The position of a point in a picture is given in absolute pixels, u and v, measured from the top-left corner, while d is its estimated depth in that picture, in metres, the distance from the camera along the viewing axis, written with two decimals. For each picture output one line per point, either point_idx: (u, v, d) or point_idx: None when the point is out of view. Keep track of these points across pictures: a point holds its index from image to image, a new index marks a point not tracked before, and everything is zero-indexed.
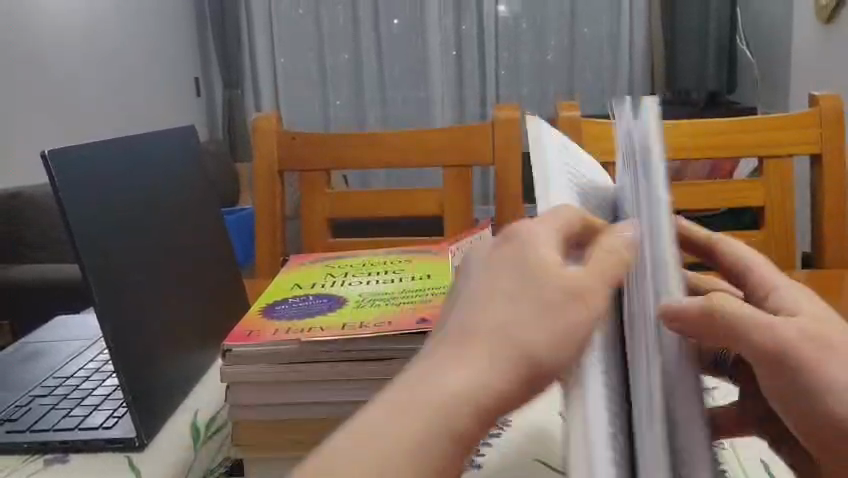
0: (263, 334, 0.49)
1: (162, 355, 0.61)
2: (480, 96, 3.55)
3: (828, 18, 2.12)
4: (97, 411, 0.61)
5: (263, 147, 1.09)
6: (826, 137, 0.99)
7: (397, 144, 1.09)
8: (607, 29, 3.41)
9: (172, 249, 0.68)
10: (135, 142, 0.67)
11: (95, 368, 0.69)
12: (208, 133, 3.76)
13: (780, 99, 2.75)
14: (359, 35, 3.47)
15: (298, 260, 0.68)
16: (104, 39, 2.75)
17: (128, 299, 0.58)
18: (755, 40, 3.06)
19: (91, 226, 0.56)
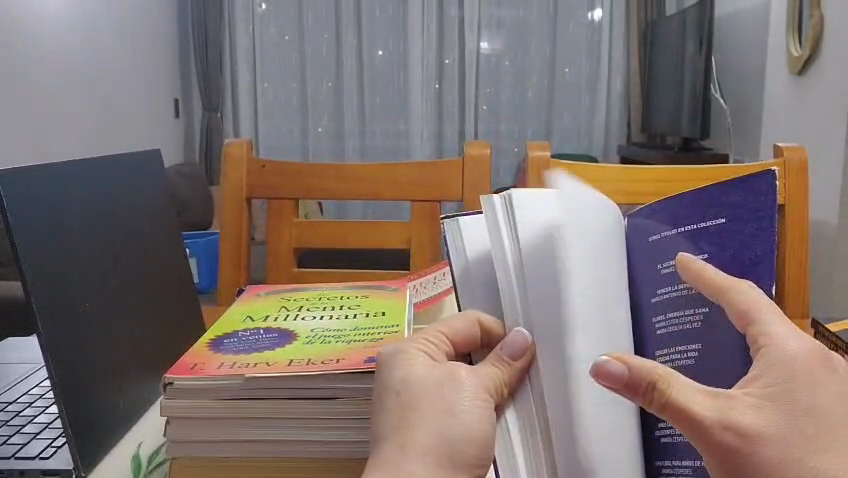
0: (206, 368, 0.48)
1: (105, 388, 0.59)
2: (458, 131, 3.58)
3: (800, 72, 2.17)
4: (35, 440, 0.59)
5: (231, 173, 1.08)
6: (791, 188, 1.01)
7: (368, 177, 1.09)
8: (586, 70, 3.47)
9: (126, 275, 0.67)
10: (93, 166, 0.66)
11: (38, 394, 0.67)
12: (185, 157, 3.73)
13: (752, 147, 2.81)
14: (342, 64, 3.49)
15: (255, 291, 0.67)
16: (82, 57, 2.72)
17: (73, 328, 0.57)
18: (729, 89, 3.13)
19: (39, 250, 0.55)
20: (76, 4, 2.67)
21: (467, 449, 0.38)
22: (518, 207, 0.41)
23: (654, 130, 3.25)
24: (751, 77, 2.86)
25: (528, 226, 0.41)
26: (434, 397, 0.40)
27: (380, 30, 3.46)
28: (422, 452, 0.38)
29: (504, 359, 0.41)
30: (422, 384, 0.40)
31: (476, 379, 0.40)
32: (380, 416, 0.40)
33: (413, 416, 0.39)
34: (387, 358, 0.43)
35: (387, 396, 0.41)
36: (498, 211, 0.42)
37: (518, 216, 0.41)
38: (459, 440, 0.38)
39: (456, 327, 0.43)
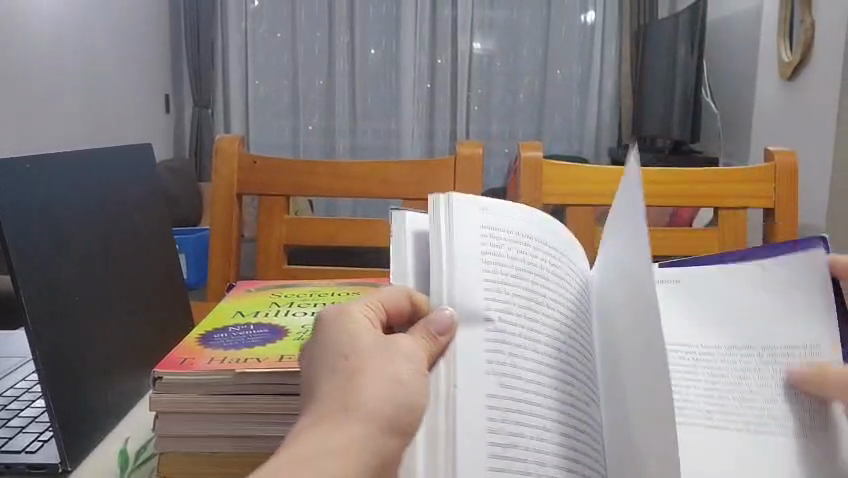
0: (196, 363, 0.47)
1: (94, 382, 0.59)
2: (450, 132, 3.58)
3: (790, 77, 2.18)
4: (22, 434, 0.58)
5: (223, 169, 1.07)
6: (780, 192, 1.02)
7: (361, 175, 1.09)
8: (578, 73, 3.48)
9: (116, 268, 0.67)
10: (84, 159, 0.66)
11: (25, 388, 0.66)
12: (174, 153, 3.71)
13: (741, 151, 2.83)
14: (334, 62, 3.48)
15: (245, 287, 0.67)
16: (73, 51, 2.70)
17: (63, 323, 0.56)
18: (720, 94, 3.15)
19: (29, 243, 0.54)
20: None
21: (404, 416, 0.37)
22: (456, 207, 0.45)
23: (645, 133, 3.26)
24: (741, 82, 2.88)
25: (461, 226, 0.45)
26: (376, 362, 0.38)
27: (373, 30, 3.45)
28: (366, 417, 0.35)
29: (430, 332, 0.41)
30: (365, 351, 0.39)
31: (411, 351, 0.40)
32: (320, 379, 0.38)
33: (359, 378, 0.37)
34: (325, 325, 0.41)
35: (328, 361, 0.38)
36: (432, 211, 0.45)
37: (453, 214, 0.45)
38: (400, 404, 0.37)
39: (389, 300, 0.43)
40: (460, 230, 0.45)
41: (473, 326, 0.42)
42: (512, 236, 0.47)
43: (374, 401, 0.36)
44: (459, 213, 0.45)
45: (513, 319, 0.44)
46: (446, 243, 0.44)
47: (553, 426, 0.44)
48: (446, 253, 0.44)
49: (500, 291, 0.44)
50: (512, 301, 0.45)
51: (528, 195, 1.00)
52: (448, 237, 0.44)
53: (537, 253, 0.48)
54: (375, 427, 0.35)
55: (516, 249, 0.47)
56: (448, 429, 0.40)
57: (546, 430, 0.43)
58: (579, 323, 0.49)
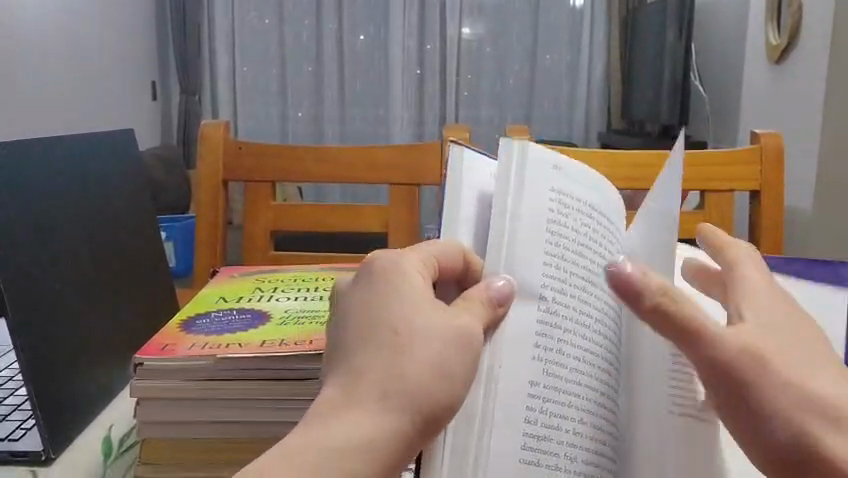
0: (178, 349, 0.47)
1: (77, 369, 0.59)
2: (439, 118, 3.57)
3: (778, 60, 2.18)
4: (4, 422, 0.58)
5: (208, 154, 1.06)
6: (767, 174, 1.02)
7: (347, 161, 1.08)
8: (567, 58, 3.48)
9: (97, 255, 0.66)
10: (64, 145, 0.65)
11: (8, 376, 0.66)
12: (162, 140, 3.69)
13: (729, 135, 2.84)
14: (323, 49, 3.46)
15: (228, 273, 0.67)
16: (57, 39, 2.66)
17: (44, 308, 0.56)
18: (708, 78, 3.15)
19: (9, 229, 0.54)
20: None
21: (440, 407, 0.34)
22: (530, 154, 0.39)
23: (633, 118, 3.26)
24: (730, 66, 2.88)
25: (532, 185, 0.38)
26: (417, 340, 0.35)
27: (361, 16, 3.43)
28: (400, 407, 0.33)
29: (492, 304, 0.36)
30: (408, 324, 0.35)
31: (461, 327, 0.35)
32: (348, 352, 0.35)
33: (396, 360, 0.34)
34: (373, 277, 0.38)
35: (372, 333, 0.35)
36: (505, 159, 0.38)
37: (526, 166, 0.38)
38: (437, 397, 0.34)
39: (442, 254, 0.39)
40: (531, 191, 0.38)
41: (527, 310, 0.38)
42: (582, 200, 0.41)
43: (415, 389, 0.33)
44: (531, 166, 0.38)
45: (566, 299, 0.39)
46: (513, 205, 0.37)
47: (589, 418, 0.40)
48: (508, 214, 0.37)
49: (559, 269, 0.39)
50: (570, 279, 0.40)
51: None
52: (519, 197, 0.38)
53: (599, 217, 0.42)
54: (402, 420, 0.33)
55: (583, 211, 0.41)
56: (488, 435, 0.36)
57: (584, 423, 0.40)
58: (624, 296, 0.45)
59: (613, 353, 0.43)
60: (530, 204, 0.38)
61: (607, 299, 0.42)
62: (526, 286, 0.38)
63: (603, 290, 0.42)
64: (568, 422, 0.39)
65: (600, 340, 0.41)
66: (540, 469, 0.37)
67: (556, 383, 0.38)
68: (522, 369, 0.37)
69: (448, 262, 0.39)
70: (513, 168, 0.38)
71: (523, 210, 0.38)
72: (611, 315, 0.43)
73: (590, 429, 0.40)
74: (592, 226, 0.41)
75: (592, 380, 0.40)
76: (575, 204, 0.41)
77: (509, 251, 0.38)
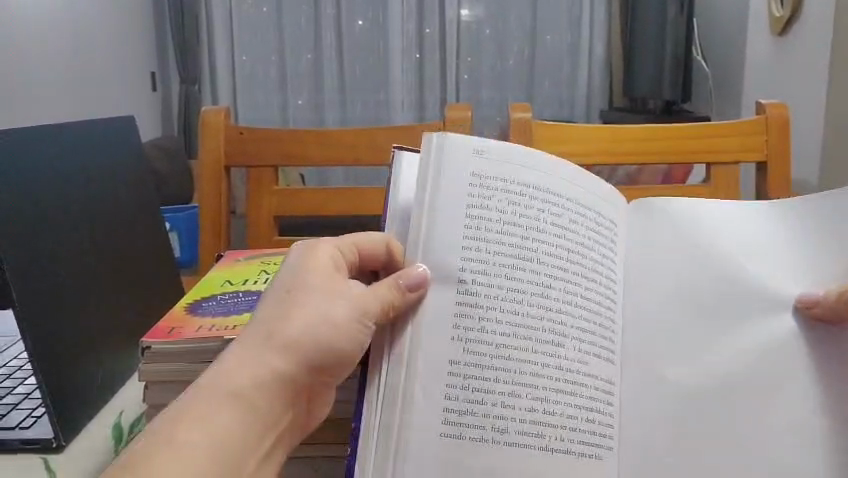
0: (184, 332, 0.47)
1: (84, 356, 0.59)
2: (440, 101, 3.56)
3: (781, 33, 2.16)
4: (15, 411, 0.58)
5: (209, 141, 1.06)
6: (773, 144, 1.01)
7: (350, 143, 1.07)
8: (567, 36, 3.44)
9: (102, 243, 0.66)
10: (65, 134, 0.65)
11: (17, 366, 0.66)
12: (163, 131, 3.67)
13: (733, 110, 2.82)
14: (321, 34, 3.44)
15: (233, 256, 0.67)
16: (55, 34, 2.65)
17: (50, 296, 0.56)
18: (710, 53, 3.12)
19: (11, 219, 0.53)
20: None
21: (333, 352, 0.46)
22: (447, 152, 0.51)
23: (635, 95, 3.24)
24: (732, 40, 2.86)
25: (447, 182, 0.50)
26: (319, 302, 0.47)
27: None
28: (287, 362, 0.45)
29: (400, 286, 0.48)
30: (310, 290, 0.47)
31: (365, 297, 0.47)
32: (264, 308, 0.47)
33: (287, 314, 0.45)
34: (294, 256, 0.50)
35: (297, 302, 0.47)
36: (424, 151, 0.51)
37: (444, 165, 0.50)
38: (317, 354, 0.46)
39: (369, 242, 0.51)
40: (448, 186, 0.50)
41: (444, 292, 0.49)
42: (506, 186, 0.51)
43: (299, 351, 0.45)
44: (448, 165, 0.50)
45: (491, 280, 0.49)
46: (430, 196, 0.50)
47: (520, 386, 0.48)
48: (426, 204, 0.50)
49: (479, 247, 0.50)
50: (493, 260, 0.49)
51: None
52: (434, 187, 0.50)
53: (535, 202, 0.52)
54: (290, 367, 0.45)
55: (508, 203, 0.51)
56: (407, 394, 0.47)
57: (511, 392, 0.48)
58: (580, 273, 0.53)
59: (558, 319, 0.51)
60: (449, 190, 0.50)
61: (545, 271, 0.51)
62: (437, 263, 0.49)
63: (538, 265, 0.51)
64: (489, 375, 0.48)
65: (537, 306, 0.50)
66: (454, 429, 0.47)
67: (476, 341, 0.48)
68: (437, 329, 0.48)
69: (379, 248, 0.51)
70: (432, 159, 0.51)
71: (440, 193, 0.50)
72: (554, 290, 0.51)
73: (524, 386, 0.48)
74: (519, 208, 0.51)
75: (529, 338, 0.49)
76: (498, 190, 0.51)
77: (429, 230, 0.50)
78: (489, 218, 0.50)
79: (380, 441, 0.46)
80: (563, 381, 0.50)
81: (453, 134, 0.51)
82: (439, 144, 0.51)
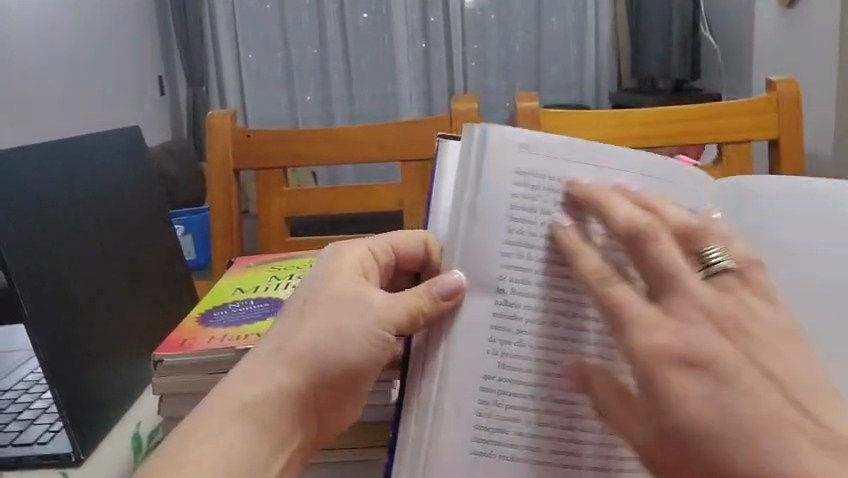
0: (197, 343, 0.49)
1: (101, 368, 0.59)
2: (447, 90, 3.54)
3: (789, 5, 2.13)
4: (33, 426, 0.58)
5: (216, 145, 1.06)
6: (784, 119, 1.00)
7: (356, 140, 1.07)
8: (573, 19, 3.41)
9: (112, 255, 0.66)
10: (70, 147, 0.65)
11: (34, 380, 0.66)
12: (173, 134, 3.69)
13: (744, 86, 2.78)
14: (325, 30, 3.43)
15: (244, 261, 0.67)
16: (60, 43, 2.66)
17: (62, 310, 0.56)
18: (719, 29, 3.08)
19: (19, 235, 0.54)
20: None
21: (345, 362, 0.49)
22: (491, 149, 0.49)
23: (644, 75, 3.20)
24: (741, 15, 2.82)
25: (490, 183, 0.48)
26: (339, 309, 0.49)
27: None
28: (295, 365, 0.47)
29: (435, 295, 0.48)
30: (340, 300, 0.50)
31: (390, 306, 0.49)
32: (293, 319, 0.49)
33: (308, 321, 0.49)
34: (327, 264, 0.53)
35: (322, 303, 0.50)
36: (467, 147, 0.49)
37: (486, 162, 0.49)
38: (330, 358, 0.48)
39: (404, 243, 0.54)
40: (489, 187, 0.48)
41: (483, 300, 0.48)
42: (551, 184, 0.50)
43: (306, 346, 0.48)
44: (491, 164, 0.49)
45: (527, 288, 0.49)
46: (470, 199, 0.48)
47: (555, 395, 0.48)
48: (466, 205, 0.48)
49: (518, 255, 0.49)
50: (532, 271, 0.49)
51: None
52: (475, 188, 0.49)
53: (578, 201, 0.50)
54: (298, 379, 0.47)
55: (550, 204, 0.49)
56: (443, 407, 0.47)
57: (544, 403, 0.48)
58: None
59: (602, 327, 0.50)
60: (489, 192, 0.48)
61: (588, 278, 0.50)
62: (477, 271, 0.48)
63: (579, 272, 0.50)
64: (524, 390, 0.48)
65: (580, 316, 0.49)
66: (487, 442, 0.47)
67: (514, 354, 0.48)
68: (474, 340, 0.48)
69: (413, 248, 0.54)
70: (475, 154, 0.49)
71: (480, 194, 0.48)
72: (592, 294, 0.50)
73: (559, 399, 0.49)
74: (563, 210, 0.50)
75: (566, 352, 0.49)
76: (542, 191, 0.49)
77: (470, 231, 0.49)
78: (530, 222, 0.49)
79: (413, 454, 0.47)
80: None
81: (497, 128, 0.49)
82: (483, 137, 0.49)
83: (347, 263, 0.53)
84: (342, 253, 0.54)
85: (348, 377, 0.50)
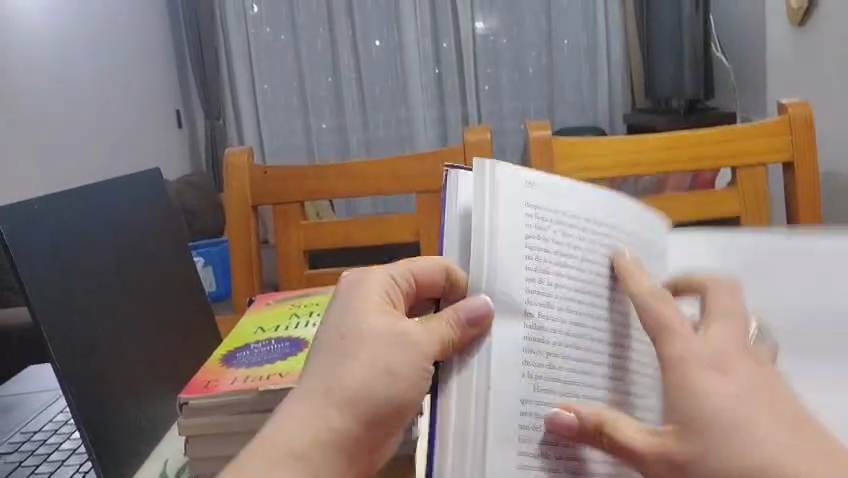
0: (222, 385, 0.50)
1: (127, 407, 0.61)
2: (462, 114, 3.56)
3: (800, 23, 2.13)
4: (63, 467, 0.59)
5: (235, 183, 1.08)
6: (798, 144, 1.00)
7: (372, 174, 1.08)
8: (585, 41, 3.43)
9: (135, 293, 0.68)
10: (93, 190, 0.66)
11: (63, 421, 0.67)
12: (192, 165, 3.74)
13: (758, 104, 2.78)
14: (339, 58, 3.48)
15: (264, 298, 0.68)
16: (79, 80, 2.73)
17: (88, 352, 0.57)
18: (731, 47, 3.09)
19: (46, 281, 0.55)
20: (65, 27, 2.67)
21: (389, 400, 0.42)
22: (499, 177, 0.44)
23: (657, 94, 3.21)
24: (752, 33, 2.83)
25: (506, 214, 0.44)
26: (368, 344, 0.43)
27: (373, 22, 3.44)
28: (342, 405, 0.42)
29: (463, 321, 0.43)
30: (367, 336, 0.43)
31: (428, 334, 0.43)
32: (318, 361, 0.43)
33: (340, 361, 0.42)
34: (345, 296, 0.46)
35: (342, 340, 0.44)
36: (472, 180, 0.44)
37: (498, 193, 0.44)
38: (377, 397, 0.42)
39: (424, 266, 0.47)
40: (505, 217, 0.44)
41: (510, 340, 0.43)
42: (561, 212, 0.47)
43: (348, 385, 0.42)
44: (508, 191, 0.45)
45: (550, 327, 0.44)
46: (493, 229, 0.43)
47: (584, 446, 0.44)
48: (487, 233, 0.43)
49: (541, 284, 0.45)
50: (555, 300, 0.45)
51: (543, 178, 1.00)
52: (493, 214, 0.44)
53: (586, 232, 0.48)
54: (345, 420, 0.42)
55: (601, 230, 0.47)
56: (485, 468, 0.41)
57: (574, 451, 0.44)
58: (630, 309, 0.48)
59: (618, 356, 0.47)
60: (506, 219, 0.44)
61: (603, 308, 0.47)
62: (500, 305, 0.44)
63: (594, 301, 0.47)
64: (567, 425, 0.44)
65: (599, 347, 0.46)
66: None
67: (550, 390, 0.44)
68: (510, 378, 0.43)
69: (433, 270, 0.47)
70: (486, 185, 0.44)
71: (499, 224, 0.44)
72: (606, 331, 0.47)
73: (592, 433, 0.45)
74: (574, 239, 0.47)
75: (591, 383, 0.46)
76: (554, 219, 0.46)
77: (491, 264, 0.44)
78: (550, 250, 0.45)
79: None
80: None
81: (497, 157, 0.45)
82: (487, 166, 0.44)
83: (364, 291, 0.46)
84: (354, 283, 0.47)
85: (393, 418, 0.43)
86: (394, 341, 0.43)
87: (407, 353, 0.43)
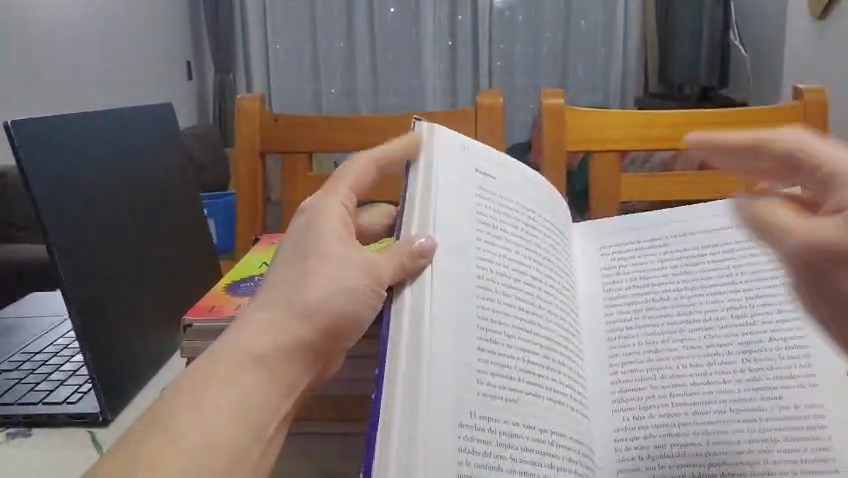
0: (225, 310, 0.52)
1: (133, 335, 0.62)
2: (473, 86, 3.54)
3: (821, 16, 2.11)
4: (63, 386, 0.61)
5: (246, 128, 1.08)
6: (810, 130, 1.00)
7: (381, 130, 1.08)
8: (602, 22, 3.40)
9: (146, 226, 0.68)
10: (110, 124, 0.67)
11: (64, 344, 0.68)
12: (199, 119, 3.72)
13: (772, 94, 2.77)
14: (354, 23, 3.45)
15: (270, 238, 0.69)
16: (92, 23, 2.71)
17: (97, 277, 0.58)
18: (749, 38, 3.07)
19: (61, 201, 0.56)
20: None
21: (345, 317, 0.45)
22: (436, 137, 0.54)
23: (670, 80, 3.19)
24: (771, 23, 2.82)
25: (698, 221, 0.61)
26: (326, 266, 0.46)
27: None
28: (305, 313, 0.43)
29: (414, 253, 0.46)
30: (327, 257, 0.46)
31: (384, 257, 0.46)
32: (276, 280, 0.45)
33: (300, 280, 0.45)
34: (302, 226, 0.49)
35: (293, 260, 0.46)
36: (418, 134, 0.54)
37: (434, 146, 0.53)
38: (336, 305, 0.45)
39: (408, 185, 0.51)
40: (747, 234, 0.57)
41: (465, 274, 0.47)
42: (498, 193, 0.54)
43: (313, 296, 0.44)
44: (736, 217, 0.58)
45: (728, 311, 0.53)
46: (766, 243, 0.56)
47: None
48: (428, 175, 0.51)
49: (483, 232, 0.51)
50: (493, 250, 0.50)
51: (552, 151, 1.00)
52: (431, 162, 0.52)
53: (514, 210, 0.55)
54: (310, 331, 0.43)
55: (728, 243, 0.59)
56: (800, 412, 0.48)
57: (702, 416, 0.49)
58: (631, 310, 0.56)
59: (565, 321, 0.53)
60: (447, 164, 0.52)
61: (545, 280, 0.53)
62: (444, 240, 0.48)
63: (527, 265, 0.52)
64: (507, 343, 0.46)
65: (542, 303, 0.51)
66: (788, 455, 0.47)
67: (495, 325, 0.47)
68: (446, 288, 0.46)
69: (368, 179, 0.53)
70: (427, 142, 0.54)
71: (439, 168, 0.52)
72: (544, 293, 0.52)
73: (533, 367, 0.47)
74: (506, 211, 0.54)
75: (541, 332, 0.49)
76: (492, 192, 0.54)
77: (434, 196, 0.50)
78: (488, 207, 0.53)
79: (399, 447, 0.38)
80: (574, 389, 0.50)
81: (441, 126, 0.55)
82: (429, 126, 0.54)
83: (307, 222, 0.49)
84: (304, 222, 0.49)
85: (339, 333, 0.45)
86: (347, 263, 0.46)
87: (365, 276, 0.46)
